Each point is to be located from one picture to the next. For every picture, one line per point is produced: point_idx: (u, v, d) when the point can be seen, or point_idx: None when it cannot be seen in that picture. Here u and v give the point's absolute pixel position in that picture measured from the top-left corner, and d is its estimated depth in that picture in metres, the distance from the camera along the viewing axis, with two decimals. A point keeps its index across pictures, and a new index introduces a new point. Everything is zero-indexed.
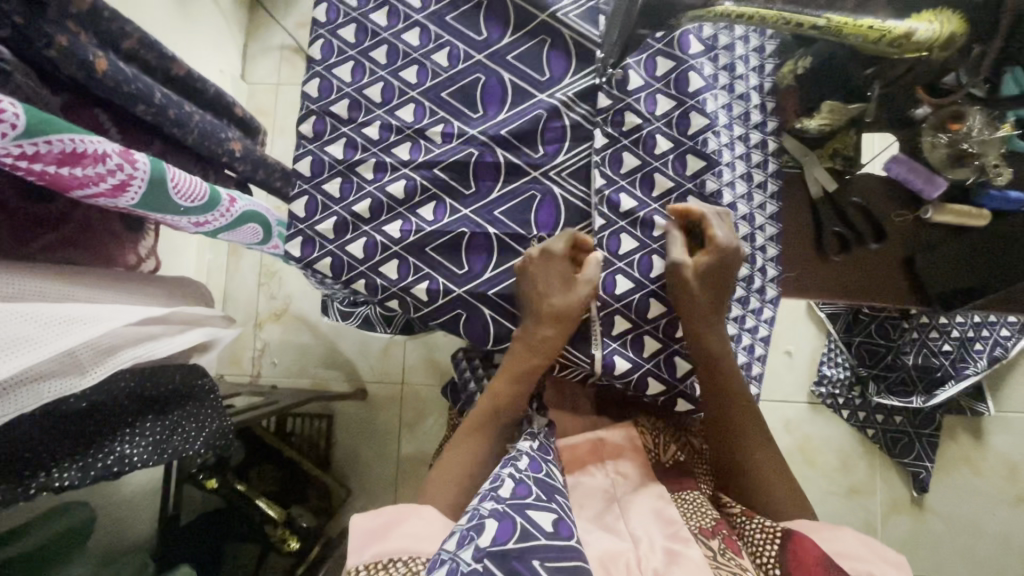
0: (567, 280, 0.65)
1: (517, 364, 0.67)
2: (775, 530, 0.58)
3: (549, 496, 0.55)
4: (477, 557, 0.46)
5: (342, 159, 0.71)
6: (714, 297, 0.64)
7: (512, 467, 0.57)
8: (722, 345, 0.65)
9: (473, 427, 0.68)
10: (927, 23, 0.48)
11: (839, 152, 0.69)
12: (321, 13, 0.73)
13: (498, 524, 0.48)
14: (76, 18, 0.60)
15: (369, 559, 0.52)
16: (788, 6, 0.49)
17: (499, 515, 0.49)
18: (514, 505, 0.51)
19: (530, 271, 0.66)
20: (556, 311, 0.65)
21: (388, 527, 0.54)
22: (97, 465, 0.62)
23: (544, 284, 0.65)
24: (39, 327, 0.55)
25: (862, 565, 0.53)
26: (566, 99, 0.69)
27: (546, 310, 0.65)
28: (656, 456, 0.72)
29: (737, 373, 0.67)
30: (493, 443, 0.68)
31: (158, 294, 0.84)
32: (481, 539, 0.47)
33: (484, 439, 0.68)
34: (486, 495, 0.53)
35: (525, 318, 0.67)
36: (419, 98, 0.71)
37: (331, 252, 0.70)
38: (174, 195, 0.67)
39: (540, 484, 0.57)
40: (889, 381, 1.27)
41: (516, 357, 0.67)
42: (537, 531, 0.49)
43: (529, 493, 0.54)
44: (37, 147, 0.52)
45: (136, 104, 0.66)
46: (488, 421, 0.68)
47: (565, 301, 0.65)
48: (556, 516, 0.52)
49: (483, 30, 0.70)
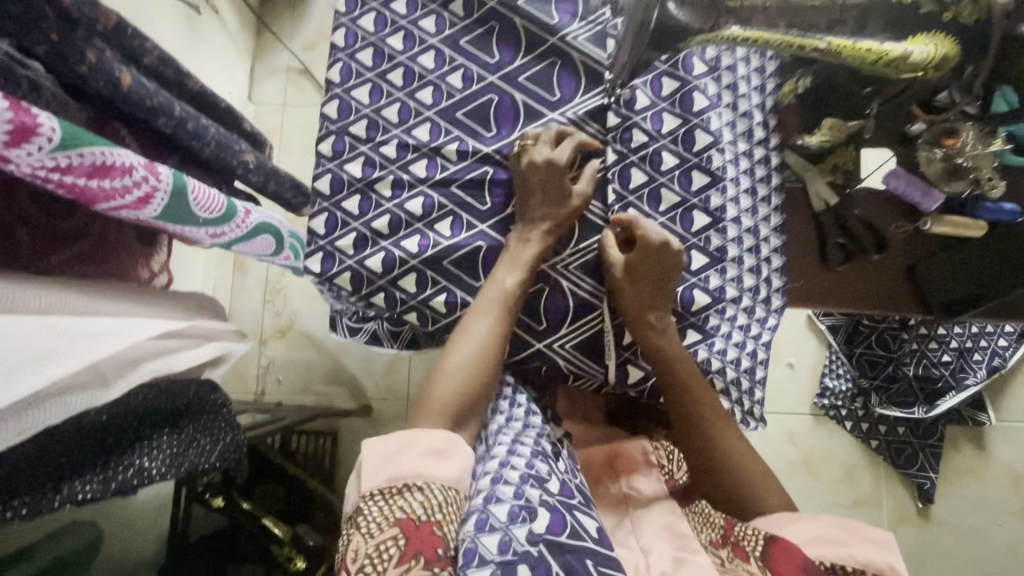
0: (559, 193, 0.68)
1: (518, 256, 0.67)
2: (759, 532, 0.57)
3: (591, 500, 0.58)
4: (533, 541, 0.49)
5: (361, 176, 0.73)
6: (652, 291, 0.67)
7: (558, 468, 0.60)
8: (669, 331, 0.67)
9: (478, 313, 0.65)
10: (920, 45, 0.51)
11: (840, 167, 0.72)
12: (339, 38, 0.75)
13: (550, 515, 0.51)
14: (103, 36, 0.62)
15: (383, 485, 0.50)
16: (790, 30, 0.51)
17: (550, 507, 0.52)
18: (563, 503, 0.54)
19: (512, 242, 0.68)
20: (549, 207, 0.68)
21: (401, 449, 0.52)
22: (117, 478, 0.63)
23: (533, 192, 0.68)
24: (66, 340, 0.56)
25: (843, 550, 0.53)
26: (576, 118, 0.72)
27: (541, 210, 0.68)
28: (670, 473, 0.70)
29: (695, 374, 0.67)
30: (502, 331, 0.65)
31: (174, 307, 0.86)
32: (535, 524, 0.50)
33: (492, 326, 0.64)
34: (530, 480, 0.54)
35: (519, 220, 0.69)
36: (434, 118, 0.73)
37: (350, 267, 0.71)
38: (194, 206, 0.68)
39: (579, 488, 0.59)
40: (892, 392, 1.29)
41: (513, 250, 0.68)
42: (585, 533, 0.51)
43: (575, 494, 0.56)
44: (70, 160, 0.54)
45: (158, 118, 0.68)
46: (497, 313, 0.65)
47: (558, 198, 0.68)
48: (599, 521, 0.54)
49: (495, 53, 0.73)
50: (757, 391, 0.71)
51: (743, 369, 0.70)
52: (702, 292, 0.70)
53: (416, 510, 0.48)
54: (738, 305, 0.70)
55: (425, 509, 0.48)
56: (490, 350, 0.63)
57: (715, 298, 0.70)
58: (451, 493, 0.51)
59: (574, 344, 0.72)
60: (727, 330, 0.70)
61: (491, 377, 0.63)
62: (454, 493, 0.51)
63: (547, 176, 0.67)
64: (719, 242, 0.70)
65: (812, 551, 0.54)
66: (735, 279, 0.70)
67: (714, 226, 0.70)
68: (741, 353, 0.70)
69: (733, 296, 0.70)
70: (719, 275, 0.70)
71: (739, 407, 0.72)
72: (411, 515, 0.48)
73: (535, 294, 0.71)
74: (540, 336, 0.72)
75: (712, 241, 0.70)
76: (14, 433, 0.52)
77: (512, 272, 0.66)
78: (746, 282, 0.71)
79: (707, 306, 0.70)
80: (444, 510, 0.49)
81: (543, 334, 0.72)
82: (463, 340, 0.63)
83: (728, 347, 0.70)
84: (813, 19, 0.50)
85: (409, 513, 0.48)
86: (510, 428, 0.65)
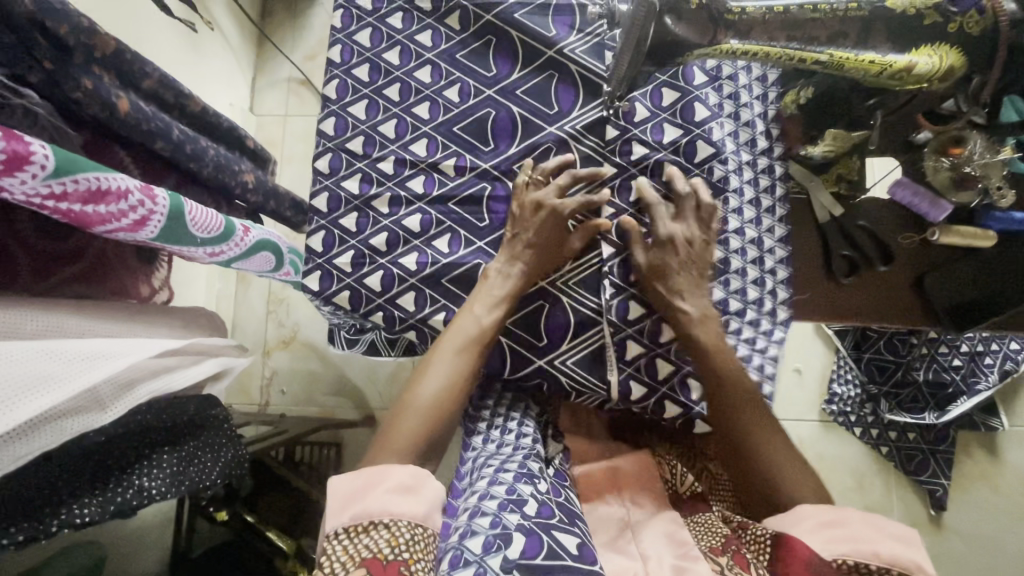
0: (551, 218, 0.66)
1: (494, 291, 0.66)
2: (765, 537, 0.56)
3: (571, 520, 0.59)
4: (507, 568, 0.51)
5: (358, 194, 0.73)
6: (688, 282, 0.67)
7: (534, 489, 0.62)
8: (709, 324, 0.66)
9: (445, 350, 0.63)
10: (927, 56, 0.49)
11: (844, 176, 0.71)
12: (335, 54, 0.75)
13: (526, 539, 0.54)
14: (100, 61, 0.62)
15: (349, 523, 0.50)
16: (791, 43, 0.51)
17: (526, 530, 0.55)
18: (540, 524, 0.56)
19: (490, 276, 0.67)
20: (534, 243, 0.67)
21: (361, 490, 0.52)
22: (116, 499, 0.62)
23: (524, 231, 0.67)
24: (62, 364, 0.56)
25: (867, 547, 0.50)
26: (574, 131, 0.71)
27: (524, 241, 0.67)
28: (675, 487, 0.73)
29: (740, 372, 0.64)
30: (468, 370, 0.63)
31: (172, 324, 0.86)
32: (510, 550, 0.53)
33: (458, 364, 0.63)
34: (509, 506, 0.58)
35: (502, 248, 0.69)
36: (431, 133, 0.73)
37: (348, 286, 0.71)
38: (191, 227, 0.68)
39: (561, 507, 0.61)
40: (901, 398, 1.26)
41: (488, 285, 0.67)
42: (562, 551, 0.53)
43: (552, 514, 0.58)
44: (64, 187, 0.53)
45: (155, 141, 0.67)
46: (465, 351, 0.64)
47: (541, 230, 0.67)
48: (579, 540, 0.56)
49: (492, 67, 0.73)
50: None
51: None
52: None
53: (382, 549, 0.48)
54: (743, 319, 0.69)
55: (391, 548, 0.48)
56: (455, 389, 0.62)
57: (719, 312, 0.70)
58: (419, 530, 0.51)
59: (576, 360, 0.71)
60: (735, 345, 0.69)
61: (454, 415, 0.61)
62: (421, 529, 0.51)
63: (541, 219, 0.67)
64: (722, 255, 0.70)
65: (828, 550, 0.51)
66: (739, 292, 0.70)
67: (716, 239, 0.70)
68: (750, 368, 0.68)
69: (738, 309, 0.70)
70: (723, 287, 0.70)
71: None
72: (377, 554, 0.47)
73: (535, 312, 0.71)
74: (540, 353, 0.71)
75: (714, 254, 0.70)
76: (9, 461, 0.52)
77: (489, 309, 0.65)
78: (749, 294, 0.70)
79: None
80: (412, 548, 0.49)
81: (543, 351, 0.71)
82: (430, 373, 0.62)
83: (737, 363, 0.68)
84: (813, 33, 0.50)
85: (375, 552, 0.48)
86: (500, 453, 0.68)
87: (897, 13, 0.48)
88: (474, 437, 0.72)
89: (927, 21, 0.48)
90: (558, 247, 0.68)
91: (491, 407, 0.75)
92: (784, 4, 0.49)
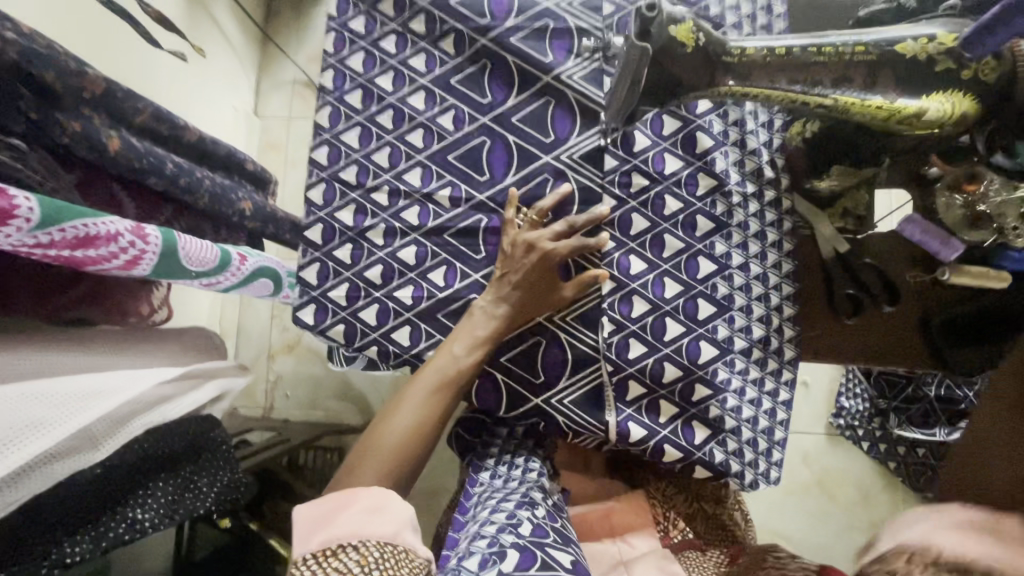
0: (542, 262, 0.64)
1: (477, 331, 0.65)
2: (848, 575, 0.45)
3: (566, 540, 0.61)
4: None
5: (352, 225, 0.72)
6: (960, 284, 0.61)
7: (530, 512, 0.63)
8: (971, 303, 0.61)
9: (420, 386, 0.63)
10: (939, 101, 0.46)
11: (851, 211, 0.68)
12: (328, 80, 0.73)
13: (520, 555, 0.56)
14: (90, 102, 0.62)
15: (317, 547, 0.52)
16: (793, 84, 0.48)
17: (520, 548, 0.57)
18: (534, 542, 0.58)
19: (476, 313, 0.66)
20: (521, 284, 0.65)
21: (332, 514, 0.53)
22: (108, 535, 0.65)
23: (511, 271, 0.65)
24: (51, 408, 0.59)
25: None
26: (572, 161, 0.69)
27: (511, 281, 0.65)
28: (665, 530, 0.74)
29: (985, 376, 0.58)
30: (441, 409, 0.63)
31: (171, 351, 0.86)
32: (504, 565, 0.55)
33: (433, 402, 0.63)
34: (506, 528, 0.60)
35: (491, 284, 0.67)
36: (425, 162, 0.72)
37: (344, 319, 0.71)
38: (185, 262, 0.67)
39: (558, 531, 0.62)
40: (909, 412, 1.12)
41: (472, 323, 0.66)
42: (557, 564, 0.56)
43: (547, 534, 0.60)
44: (51, 236, 0.53)
45: (148, 177, 0.67)
46: (439, 391, 0.63)
47: (531, 272, 0.65)
48: (574, 557, 0.58)
49: (488, 93, 0.71)
50: (775, 450, 0.70)
51: (762, 430, 0.70)
52: (709, 343, 0.68)
53: (351, 569, 0.50)
54: (750, 358, 0.69)
55: (360, 568, 0.50)
56: (425, 429, 0.62)
57: (723, 349, 0.69)
58: (388, 548, 0.52)
59: (573, 399, 0.70)
60: (743, 387, 0.69)
61: (424, 450, 0.62)
62: (389, 548, 0.52)
63: (531, 262, 0.65)
64: (726, 290, 0.68)
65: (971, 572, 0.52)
66: (743, 329, 0.69)
67: (720, 273, 0.68)
68: (758, 410, 0.70)
69: (742, 346, 0.69)
70: (727, 324, 0.69)
71: (750, 468, 0.70)
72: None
73: (532, 349, 0.70)
74: (537, 390, 0.70)
75: (718, 289, 0.69)
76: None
77: (469, 350, 0.65)
78: (754, 333, 0.69)
79: (714, 358, 0.68)
80: (381, 566, 0.51)
81: (541, 389, 0.70)
82: (403, 409, 0.62)
83: (743, 405, 0.69)
84: (817, 76, 0.47)
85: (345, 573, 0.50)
86: (506, 488, 0.68)
87: (908, 57, 0.45)
88: (481, 473, 0.73)
89: (939, 67, 0.45)
90: (547, 287, 0.66)
91: (498, 444, 0.75)
92: (785, 45, 0.47)
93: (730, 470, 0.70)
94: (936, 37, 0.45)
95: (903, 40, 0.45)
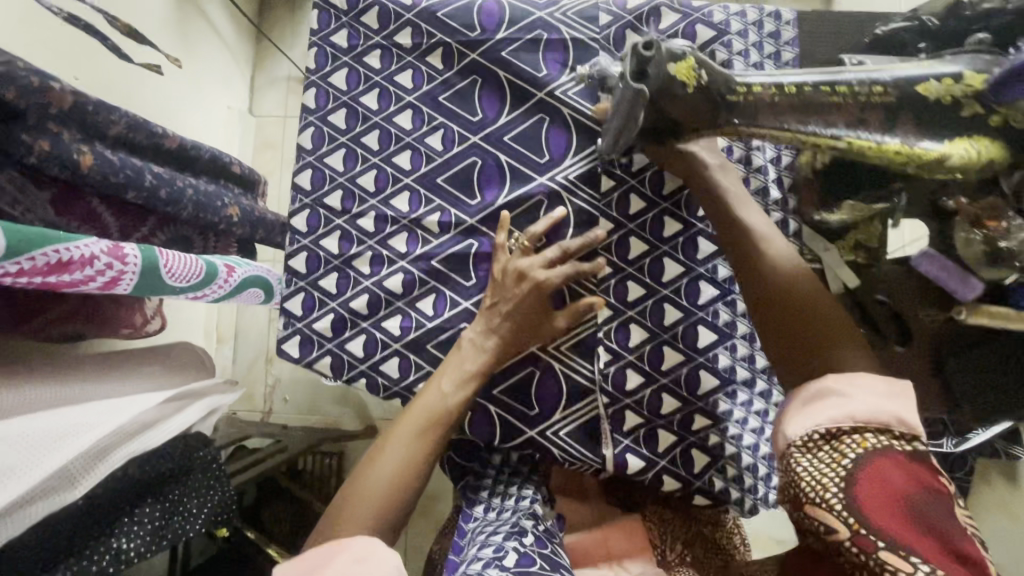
0: (534, 291, 0.61)
1: (466, 365, 0.62)
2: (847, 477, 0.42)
3: (554, 567, 0.59)
4: None
5: (338, 253, 0.69)
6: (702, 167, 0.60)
7: (517, 541, 0.62)
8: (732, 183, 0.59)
9: (406, 427, 0.59)
10: (964, 147, 0.40)
11: (863, 243, 0.64)
12: (310, 99, 0.70)
13: None
14: (59, 116, 0.59)
15: None
16: (805, 126, 0.44)
17: None
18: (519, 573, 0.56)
19: (464, 346, 0.63)
20: (512, 315, 0.61)
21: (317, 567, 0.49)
22: (91, 567, 0.63)
23: (501, 301, 0.62)
24: (20, 451, 0.56)
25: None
26: (568, 181, 0.66)
27: (501, 312, 0.62)
28: (663, 554, 0.72)
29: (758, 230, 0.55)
30: (431, 450, 0.59)
31: (158, 370, 0.83)
32: None
33: (422, 443, 0.59)
34: (492, 561, 0.58)
35: (478, 317, 0.64)
36: (413, 185, 0.68)
37: (329, 351, 0.69)
38: (168, 278, 0.65)
39: (546, 557, 0.61)
40: None
41: (461, 357, 0.62)
42: None
43: (533, 562, 0.58)
44: (21, 265, 0.51)
45: (126, 191, 0.64)
46: (428, 429, 0.59)
47: (523, 302, 0.61)
48: None
49: (478, 110, 0.67)
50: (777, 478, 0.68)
51: (762, 456, 0.67)
52: (709, 373, 0.66)
53: None
54: (753, 390, 0.67)
55: None
56: (413, 471, 0.57)
57: (724, 379, 0.66)
58: None
59: (567, 431, 0.67)
60: (744, 415, 0.67)
61: (414, 497, 0.57)
62: None
63: (522, 292, 0.61)
64: (728, 316, 0.66)
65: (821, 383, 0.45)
66: (746, 359, 0.66)
67: (722, 299, 0.66)
68: (759, 439, 0.67)
69: (744, 377, 0.67)
70: (728, 353, 0.66)
71: (752, 497, 0.67)
72: None
73: (524, 381, 0.68)
74: (529, 423, 0.68)
75: (720, 315, 0.66)
76: None
77: (457, 384, 0.61)
78: (756, 362, 0.67)
79: (715, 389, 0.66)
80: None
81: (533, 421, 0.68)
82: (387, 453, 0.57)
83: (744, 432, 0.67)
84: (829, 118, 0.43)
85: None
86: (497, 522, 0.67)
87: (930, 100, 0.41)
88: (475, 508, 0.71)
89: (965, 111, 0.41)
90: (540, 317, 0.62)
91: (491, 477, 0.73)
92: (795, 82, 0.43)
93: (731, 499, 0.67)
94: (962, 77, 0.41)
95: (925, 80, 0.41)
